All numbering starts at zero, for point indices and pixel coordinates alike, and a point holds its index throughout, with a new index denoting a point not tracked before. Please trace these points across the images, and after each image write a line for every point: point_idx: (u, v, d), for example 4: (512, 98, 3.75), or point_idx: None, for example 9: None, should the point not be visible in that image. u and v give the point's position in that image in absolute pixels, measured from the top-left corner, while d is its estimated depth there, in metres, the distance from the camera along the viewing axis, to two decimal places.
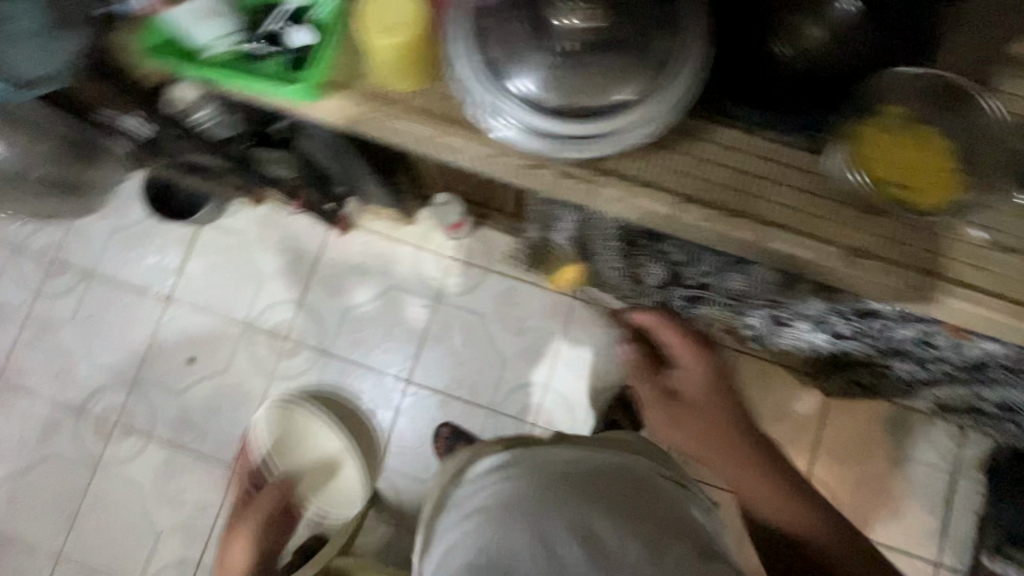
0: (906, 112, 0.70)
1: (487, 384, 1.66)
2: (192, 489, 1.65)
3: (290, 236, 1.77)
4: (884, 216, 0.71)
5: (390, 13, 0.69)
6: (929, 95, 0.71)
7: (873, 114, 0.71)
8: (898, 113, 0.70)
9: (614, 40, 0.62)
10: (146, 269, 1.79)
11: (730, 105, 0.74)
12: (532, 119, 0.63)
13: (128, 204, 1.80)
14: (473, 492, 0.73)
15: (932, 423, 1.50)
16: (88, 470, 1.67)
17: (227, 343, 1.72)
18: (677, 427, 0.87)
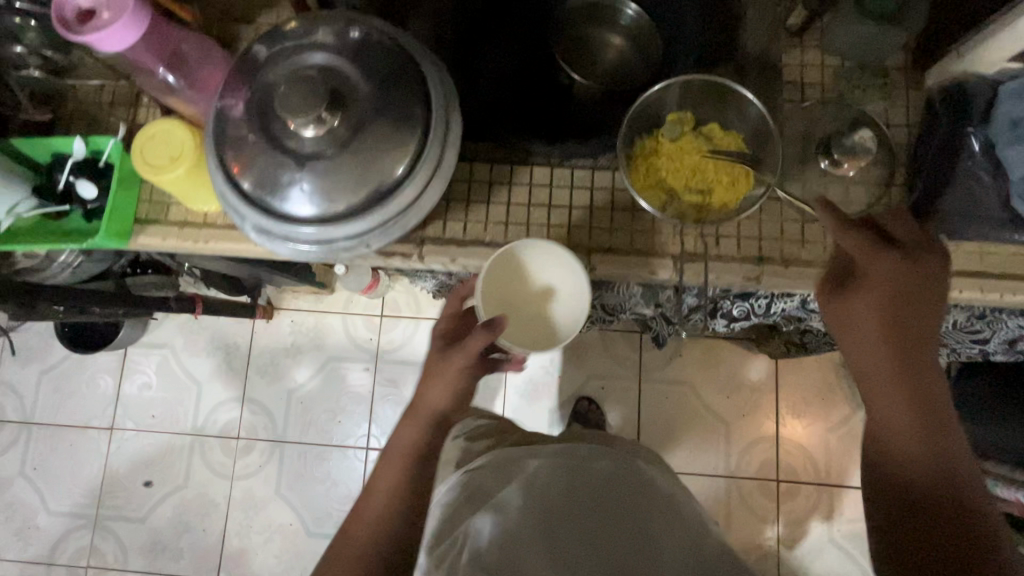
0: (680, 124, 0.75)
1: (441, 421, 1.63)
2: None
3: (216, 335, 1.77)
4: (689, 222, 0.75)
5: (163, 145, 0.70)
6: (695, 99, 0.75)
7: (654, 131, 0.77)
8: (676, 127, 0.75)
9: (356, 131, 0.60)
10: (86, 406, 1.76)
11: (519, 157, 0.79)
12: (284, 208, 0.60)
13: (52, 345, 1.78)
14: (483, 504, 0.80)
15: None
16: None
17: (180, 456, 1.72)
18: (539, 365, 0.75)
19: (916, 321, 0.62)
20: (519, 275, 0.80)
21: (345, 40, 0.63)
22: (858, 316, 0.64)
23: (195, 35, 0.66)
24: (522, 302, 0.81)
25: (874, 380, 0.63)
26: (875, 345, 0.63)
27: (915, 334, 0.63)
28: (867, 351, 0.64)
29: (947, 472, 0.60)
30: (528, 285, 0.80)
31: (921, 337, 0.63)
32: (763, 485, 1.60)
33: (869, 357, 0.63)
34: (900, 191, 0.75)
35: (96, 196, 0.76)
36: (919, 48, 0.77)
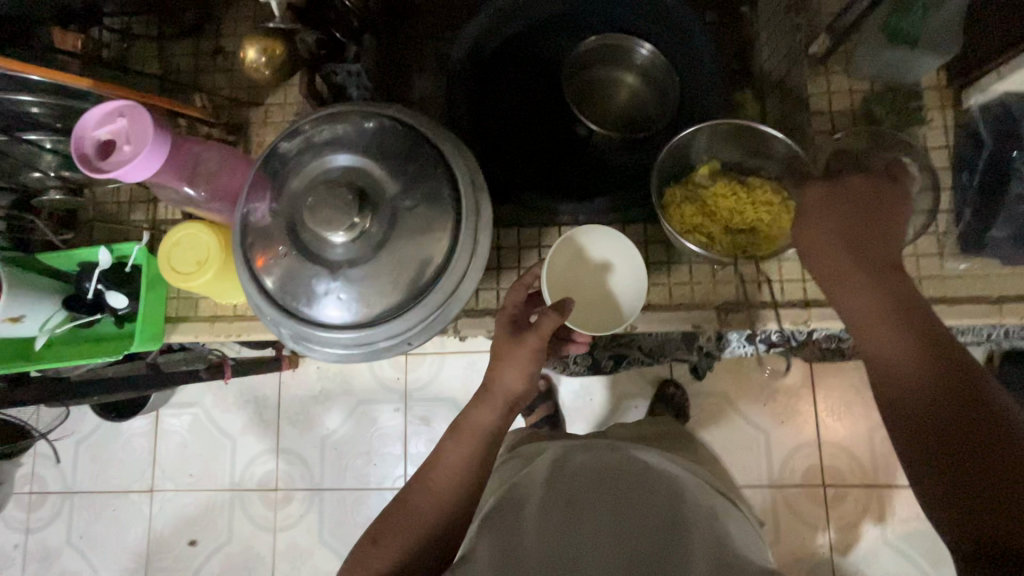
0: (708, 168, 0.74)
1: None
2: None
3: (246, 388, 1.65)
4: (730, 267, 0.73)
5: (189, 250, 0.69)
6: (721, 137, 0.73)
7: (680, 178, 0.75)
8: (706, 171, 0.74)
9: (389, 231, 0.59)
10: (126, 468, 1.66)
11: (549, 222, 0.78)
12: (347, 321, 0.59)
13: (86, 412, 1.68)
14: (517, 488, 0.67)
15: None
16: None
17: (222, 513, 1.61)
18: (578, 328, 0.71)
19: (872, 219, 0.54)
20: (580, 259, 0.74)
21: (366, 135, 0.62)
22: (814, 222, 0.55)
23: (212, 143, 0.65)
24: (584, 285, 0.73)
25: (840, 283, 0.52)
26: (830, 242, 0.53)
27: (871, 227, 0.53)
28: (827, 257, 0.53)
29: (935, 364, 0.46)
30: (592, 268, 0.74)
31: (883, 233, 0.53)
32: (811, 493, 1.43)
33: (833, 261, 0.53)
34: (947, 216, 0.73)
35: (126, 304, 0.75)
36: (951, 68, 0.74)
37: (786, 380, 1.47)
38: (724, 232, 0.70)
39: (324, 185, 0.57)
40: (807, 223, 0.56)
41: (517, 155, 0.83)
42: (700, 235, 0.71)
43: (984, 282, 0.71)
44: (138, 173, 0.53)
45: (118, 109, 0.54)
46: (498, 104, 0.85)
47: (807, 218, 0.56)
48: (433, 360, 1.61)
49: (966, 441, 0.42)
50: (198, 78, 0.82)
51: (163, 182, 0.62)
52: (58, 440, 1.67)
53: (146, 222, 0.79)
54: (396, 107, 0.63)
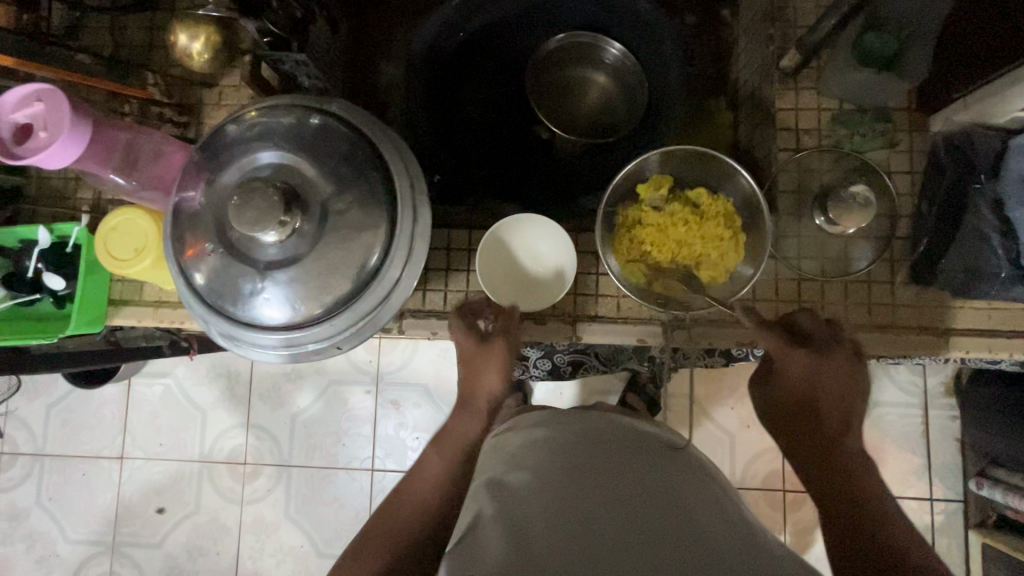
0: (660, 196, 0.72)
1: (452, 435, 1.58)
2: None
3: (218, 362, 1.64)
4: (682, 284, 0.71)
5: (126, 236, 0.67)
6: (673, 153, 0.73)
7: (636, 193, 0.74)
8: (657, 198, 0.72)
9: (321, 232, 0.58)
10: (96, 434, 1.66)
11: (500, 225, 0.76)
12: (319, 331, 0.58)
13: (57, 378, 1.67)
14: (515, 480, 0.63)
15: (900, 372, 1.34)
16: None
17: (190, 484, 1.62)
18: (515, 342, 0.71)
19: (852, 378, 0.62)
20: (520, 246, 0.75)
21: (304, 129, 0.60)
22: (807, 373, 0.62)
23: (147, 131, 0.63)
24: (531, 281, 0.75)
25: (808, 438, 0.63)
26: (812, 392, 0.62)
27: (849, 386, 0.62)
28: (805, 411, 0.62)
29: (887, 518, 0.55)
30: (530, 259, 0.75)
31: (860, 385, 0.63)
32: (770, 496, 1.45)
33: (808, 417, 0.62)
34: (902, 244, 0.72)
35: (64, 286, 0.74)
36: (921, 91, 0.72)
37: (752, 385, 1.48)
38: (670, 266, 0.71)
39: (252, 183, 0.55)
40: (801, 370, 0.63)
41: (479, 154, 0.85)
42: (643, 267, 0.71)
43: (932, 314, 0.70)
44: (47, 165, 0.52)
45: (40, 94, 0.52)
46: (467, 98, 0.87)
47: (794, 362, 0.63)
48: (403, 345, 1.61)
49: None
50: (151, 54, 0.79)
51: (91, 170, 0.61)
52: (29, 403, 1.68)
53: (90, 202, 0.77)
54: (337, 102, 0.61)
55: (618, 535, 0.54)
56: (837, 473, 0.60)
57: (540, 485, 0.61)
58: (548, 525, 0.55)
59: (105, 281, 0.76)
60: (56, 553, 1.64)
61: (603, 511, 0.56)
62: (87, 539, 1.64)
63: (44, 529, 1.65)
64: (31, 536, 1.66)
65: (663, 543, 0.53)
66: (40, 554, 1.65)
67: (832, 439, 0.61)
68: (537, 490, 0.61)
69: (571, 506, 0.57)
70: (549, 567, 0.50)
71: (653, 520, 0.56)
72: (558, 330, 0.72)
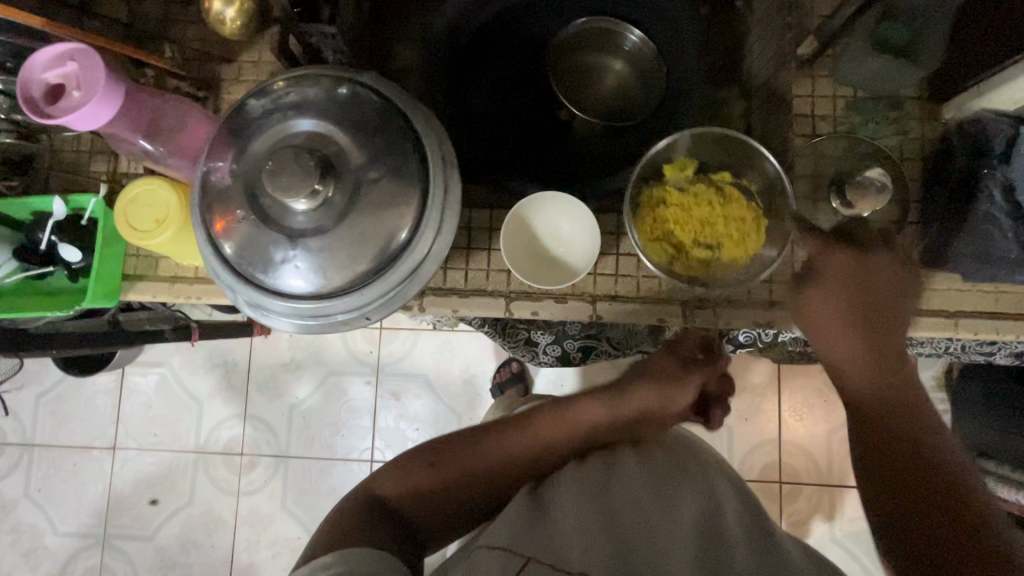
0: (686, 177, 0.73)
1: (453, 428, 1.56)
2: None
3: (215, 351, 1.62)
4: (703, 262, 0.72)
5: (147, 207, 0.66)
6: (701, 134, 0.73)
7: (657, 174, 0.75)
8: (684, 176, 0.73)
9: (353, 202, 0.58)
10: (87, 423, 1.62)
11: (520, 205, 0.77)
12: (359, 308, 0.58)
13: (47, 365, 1.63)
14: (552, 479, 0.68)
15: None
16: None
17: (184, 474, 1.58)
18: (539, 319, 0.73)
19: (881, 311, 0.67)
20: (542, 221, 0.76)
21: (334, 100, 0.60)
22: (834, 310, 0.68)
23: (175, 99, 0.62)
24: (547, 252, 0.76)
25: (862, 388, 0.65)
26: (844, 329, 0.67)
27: (874, 346, 0.66)
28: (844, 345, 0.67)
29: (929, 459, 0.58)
30: (551, 234, 0.76)
31: (887, 345, 0.65)
32: (768, 489, 1.46)
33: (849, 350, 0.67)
34: (914, 229, 0.73)
35: (81, 257, 0.73)
36: (932, 82, 0.74)
37: (753, 378, 1.49)
38: (694, 243, 0.72)
39: (286, 150, 0.55)
40: (836, 323, 0.67)
41: (496, 136, 0.85)
42: (666, 243, 0.72)
43: (943, 297, 0.72)
44: (71, 128, 0.56)
45: (79, 61, 0.56)
46: (483, 81, 0.87)
47: (821, 301, 0.68)
48: (404, 335, 1.59)
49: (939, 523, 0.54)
50: (168, 27, 0.78)
51: (119, 134, 0.61)
52: (16, 391, 1.63)
53: (106, 174, 0.75)
54: (369, 74, 0.61)
55: (644, 532, 0.57)
56: (882, 429, 0.61)
57: (575, 480, 0.66)
58: (577, 514, 0.59)
59: (120, 255, 0.75)
60: (42, 546, 1.59)
61: (628, 503, 0.62)
62: (75, 532, 1.59)
63: (30, 521, 1.60)
64: (16, 528, 1.60)
65: (687, 539, 0.57)
66: (25, 547, 1.60)
67: (883, 384, 0.64)
68: (571, 484, 0.65)
69: (599, 501, 0.61)
70: (574, 546, 0.55)
71: (680, 520, 0.60)
72: (578, 309, 0.73)
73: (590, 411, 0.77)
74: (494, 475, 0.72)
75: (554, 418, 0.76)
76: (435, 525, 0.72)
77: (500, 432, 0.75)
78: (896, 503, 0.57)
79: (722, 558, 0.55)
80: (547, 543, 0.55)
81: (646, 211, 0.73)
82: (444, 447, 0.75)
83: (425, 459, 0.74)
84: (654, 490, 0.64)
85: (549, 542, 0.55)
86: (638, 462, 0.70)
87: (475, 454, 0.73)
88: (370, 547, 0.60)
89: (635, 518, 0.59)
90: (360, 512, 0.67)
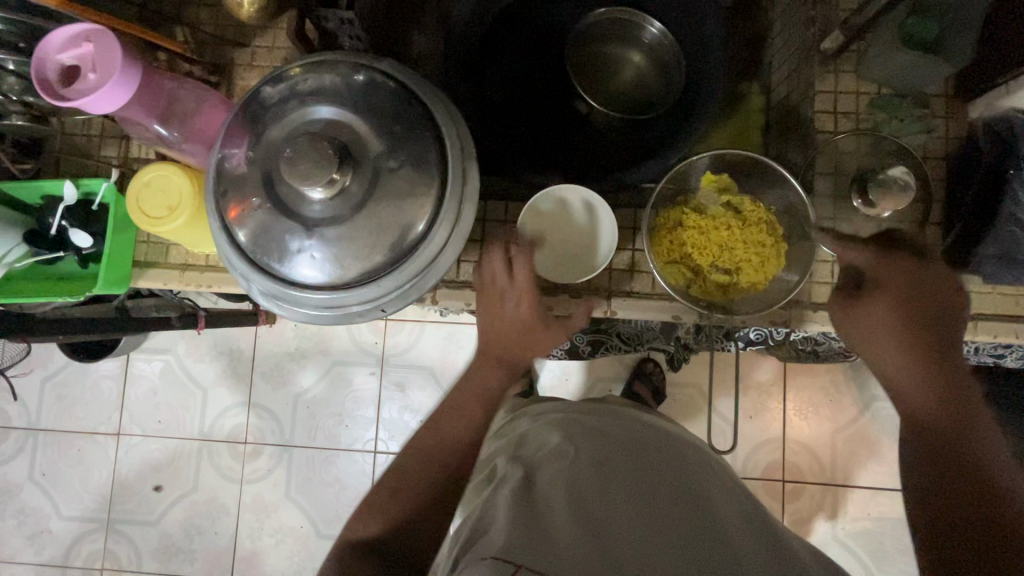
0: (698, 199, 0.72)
1: None
2: None
3: (220, 339, 1.61)
4: (720, 285, 0.70)
5: (159, 193, 0.65)
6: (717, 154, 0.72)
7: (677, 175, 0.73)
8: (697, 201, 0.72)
9: (369, 191, 0.57)
10: (93, 409, 1.62)
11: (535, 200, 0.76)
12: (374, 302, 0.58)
13: (53, 350, 1.63)
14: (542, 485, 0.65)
15: None
16: None
17: (189, 461, 1.58)
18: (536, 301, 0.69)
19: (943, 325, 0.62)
20: (573, 220, 0.73)
21: (353, 88, 0.59)
22: (879, 320, 0.64)
23: (190, 83, 0.62)
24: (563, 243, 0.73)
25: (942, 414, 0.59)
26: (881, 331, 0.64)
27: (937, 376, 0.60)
28: (883, 348, 0.63)
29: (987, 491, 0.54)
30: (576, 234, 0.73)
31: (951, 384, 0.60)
32: (770, 487, 1.45)
33: (900, 364, 0.62)
34: (935, 229, 0.72)
35: (91, 244, 0.72)
36: (957, 80, 0.73)
37: (761, 376, 1.48)
38: (713, 269, 0.71)
39: (304, 137, 0.54)
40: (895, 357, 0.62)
41: (510, 128, 0.85)
42: (681, 268, 0.70)
43: (963, 299, 0.71)
44: (84, 111, 0.55)
45: (93, 40, 0.55)
46: (497, 74, 0.87)
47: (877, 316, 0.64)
48: (411, 326, 1.58)
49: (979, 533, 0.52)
50: (181, 10, 0.77)
51: (134, 119, 0.60)
52: (21, 374, 1.62)
53: (117, 159, 0.75)
54: (388, 61, 0.60)
55: (640, 548, 0.55)
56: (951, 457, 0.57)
57: (568, 494, 0.62)
58: (573, 524, 0.57)
59: (132, 242, 0.74)
60: (46, 528, 1.60)
61: (628, 512, 0.60)
62: (78, 515, 1.59)
63: (34, 504, 1.60)
64: (20, 511, 1.61)
65: (694, 556, 0.54)
66: (30, 529, 1.60)
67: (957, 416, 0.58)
68: (563, 497, 0.61)
69: (588, 517, 0.58)
70: (580, 551, 0.52)
71: (684, 539, 0.57)
72: (593, 305, 0.72)
73: (487, 374, 0.72)
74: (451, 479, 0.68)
75: (474, 403, 0.71)
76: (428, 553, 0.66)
77: (433, 428, 0.70)
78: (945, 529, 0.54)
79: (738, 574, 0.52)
80: (543, 545, 0.52)
81: (661, 236, 0.71)
82: (405, 463, 0.69)
83: (392, 484, 0.68)
84: (651, 503, 0.61)
85: (550, 547, 0.52)
86: (637, 475, 0.66)
87: (430, 464, 0.68)
88: None
89: (629, 534, 0.56)
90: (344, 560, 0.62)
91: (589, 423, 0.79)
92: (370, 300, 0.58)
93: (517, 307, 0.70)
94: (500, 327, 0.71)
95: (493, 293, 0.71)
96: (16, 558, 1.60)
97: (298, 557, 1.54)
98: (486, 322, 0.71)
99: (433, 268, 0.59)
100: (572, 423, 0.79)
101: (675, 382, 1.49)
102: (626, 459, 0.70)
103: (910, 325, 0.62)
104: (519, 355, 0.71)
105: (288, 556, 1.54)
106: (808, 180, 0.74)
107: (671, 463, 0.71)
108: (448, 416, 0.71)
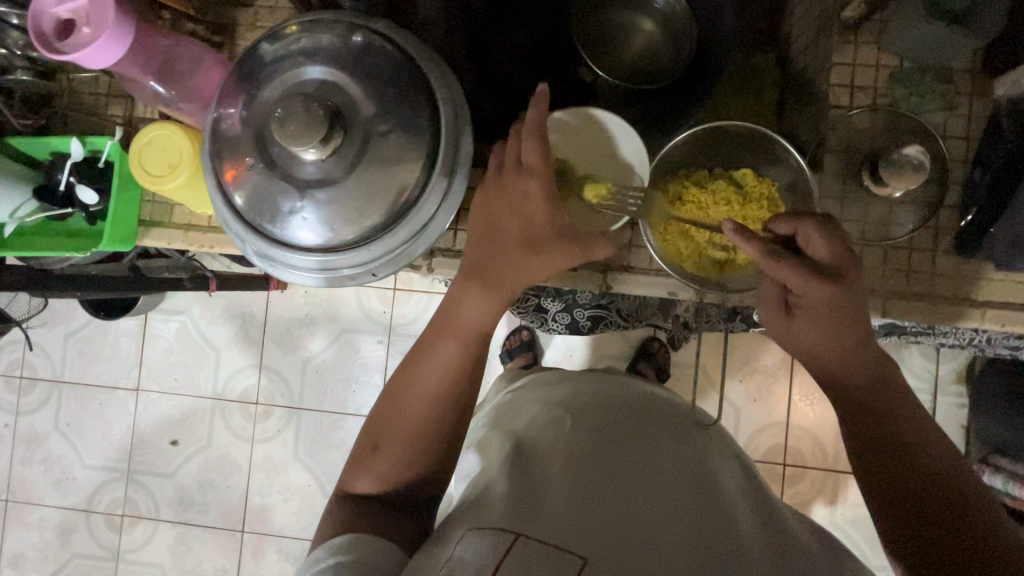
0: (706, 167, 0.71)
1: None
2: (196, 554, 1.63)
3: (233, 302, 1.65)
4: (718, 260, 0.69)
5: (162, 152, 0.66)
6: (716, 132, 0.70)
7: (680, 171, 0.71)
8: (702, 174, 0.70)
9: (362, 154, 0.56)
10: (113, 365, 1.68)
11: None
12: (374, 267, 0.59)
13: (75, 307, 1.68)
14: (539, 451, 0.65)
15: (917, 358, 1.32)
16: (105, 551, 1.65)
17: (203, 419, 1.64)
18: (527, 254, 0.62)
19: (855, 317, 0.59)
20: (595, 141, 0.70)
21: (349, 48, 0.58)
22: (807, 327, 0.61)
23: (188, 41, 0.62)
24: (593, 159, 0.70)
25: (875, 408, 0.60)
26: (822, 324, 0.60)
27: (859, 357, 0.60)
28: (821, 343, 0.61)
29: (930, 473, 0.56)
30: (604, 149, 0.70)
31: (882, 370, 0.61)
32: (771, 471, 1.45)
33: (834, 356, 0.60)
34: (949, 212, 0.70)
35: (97, 201, 0.74)
36: (987, 52, 0.69)
37: (768, 360, 1.46)
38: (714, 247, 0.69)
39: (297, 98, 0.53)
40: (822, 341, 0.61)
41: (514, 98, 0.83)
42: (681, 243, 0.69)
43: (973, 285, 0.69)
44: (79, 65, 0.56)
45: None
46: (505, 46, 0.86)
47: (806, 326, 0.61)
48: (417, 297, 1.59)
49: (927, 506, 0.54)
50: None
51: (131, 76, 0.61)
52: (46, 329, 1.69)
53: (122, 118, 0.75)
54: (384, 21, 0.59)
55: (643, 517, 0.54)
56: (894, 444, 0.58)
57: (567, 460, 0.62)
58: (569, 493, 0.56)
59: (136, 201, 0.76)
60: (70, 474, 1.68)
61: (625, 478, 0.59)
62: (101, 464, 1.67)
63: (60, 452, 1.69)
64: (46, 458, 1.69)
65: (693, 525, 0.54)
66: (55, 475, 1.69)
67: (883, 405, 0.60)
68: (560, 464, 0.61)
69: (590, 484, 0.58)
70: (571, 526, 0.52)
71: (685, 508, 0.56)
72: (588, 279, 0.71)
73: (472, 304, 0.63)
74: (432, 400, 0.63)
75: (453, 342, 0.64)
76: (421, 493, 0.63)
77: (424, 349, 0.65)
78: (896, 512, 0.55)
79: (743, 546, 0.53)
80: (542, 520, 0.52)
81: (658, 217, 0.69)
82: (379, 420, 0.64)
83: (369, 457, 0.64)
84: (655, 472, 0.61)
85: (553, 521, 0.52)
86: (640, 444, 0.66)
87: (410, 413, 0.63)
88: (370, 536, 0.56)
89: (632, 504, 0.56)
90: (344, 516, 0.60)
91: (586, 391, 0.78)
92: (368, 262, 0.59)
93: (527, 205, 0.61)
94: (496, 232, 0.62)
95: (504, 185, 0.62)
96: (43, 502, 1.68)
97: (306, 514, 1.60)
98: (485, 223, 0.63)
99: (431, 230, 0.59)
100: (571, 393, 0.77)
101: (680, 362, 1.48)
102: (625, 427, 0.68)
103: (839, 331, 0.60)
104: (506, 282, 0.63)
105: (296, 514, 1.60)
106: (816, 158, 0.72)
107: (680, 433, 0.71)
108: (427, 356, 0.64)
